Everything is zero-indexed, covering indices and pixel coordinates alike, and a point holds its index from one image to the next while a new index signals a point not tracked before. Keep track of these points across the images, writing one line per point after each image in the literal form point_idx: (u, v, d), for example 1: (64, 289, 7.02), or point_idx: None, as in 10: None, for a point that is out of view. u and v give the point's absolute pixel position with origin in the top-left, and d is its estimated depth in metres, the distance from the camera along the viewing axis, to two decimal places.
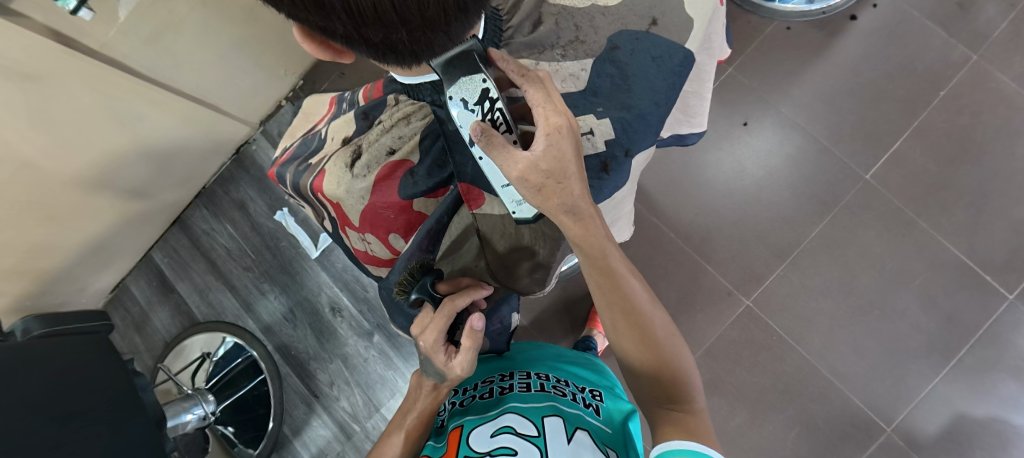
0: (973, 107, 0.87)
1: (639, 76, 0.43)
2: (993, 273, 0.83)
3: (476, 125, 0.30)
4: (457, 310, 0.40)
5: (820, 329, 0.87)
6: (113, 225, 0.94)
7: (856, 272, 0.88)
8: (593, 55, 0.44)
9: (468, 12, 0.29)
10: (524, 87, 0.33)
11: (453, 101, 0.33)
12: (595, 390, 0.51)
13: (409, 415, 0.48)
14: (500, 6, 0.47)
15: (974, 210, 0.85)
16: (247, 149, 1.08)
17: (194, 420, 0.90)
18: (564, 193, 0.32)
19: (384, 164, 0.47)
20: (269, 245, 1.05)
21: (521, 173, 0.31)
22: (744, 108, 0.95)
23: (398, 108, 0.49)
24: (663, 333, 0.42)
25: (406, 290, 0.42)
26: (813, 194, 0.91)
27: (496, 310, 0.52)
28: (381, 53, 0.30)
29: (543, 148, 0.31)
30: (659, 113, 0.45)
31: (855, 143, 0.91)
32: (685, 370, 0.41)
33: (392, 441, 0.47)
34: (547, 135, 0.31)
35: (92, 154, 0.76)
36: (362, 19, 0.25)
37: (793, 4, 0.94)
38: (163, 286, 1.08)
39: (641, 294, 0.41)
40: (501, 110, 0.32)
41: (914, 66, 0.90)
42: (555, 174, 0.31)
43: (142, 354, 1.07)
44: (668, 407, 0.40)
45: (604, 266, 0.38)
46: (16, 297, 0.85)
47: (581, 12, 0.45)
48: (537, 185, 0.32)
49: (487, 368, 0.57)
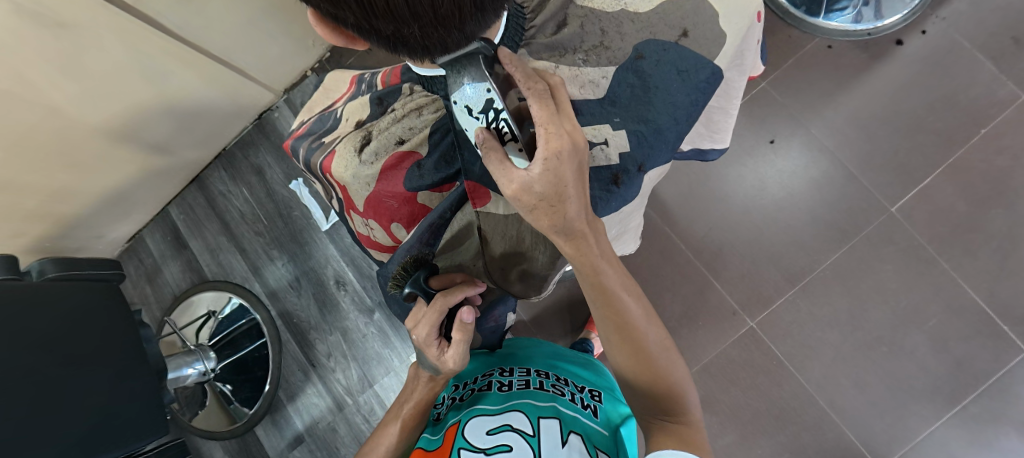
0: (1014, 148, 0.83)
1: (662, 89, 0.42)
2: (1011, 323, 0.80)
3: (479, 134, 0.31)
4: (449, 306, 0.40)
5: (823, 360, 0.85)
6: (134, 177, 0.96)
7: (867, 305, 0.85)
8: (618, 63, 0.42)
9: (484, 11, 0.29)
10: (530, 99, 0.31)
11: (460, 107, 0.34)
12: (594, 391, 0.51)
13: (406, 404, 0.49)
14: (525, 4, 0.46)
15: (1001, 256, 0.82)
16: (270, 116, 1.09)
17: (194, 375, 0.93)
18: (557, 216, 0.32)
19: (392, 154, 0.46)
20: (281, 214, 1.06)
21: (514, 192, 0.31)
22: (773, 125, 0.92)
23: (412, 99, 0.48)
24: (656, 348, 0.41)
25: (399, 284, 0.44)
26: (833, 221, 0.88)
27: (492, 309, 0.53)
28: (395, 46, 0.30)
29: (540, 172, 0.30)
30: (678, 129, 0.44)
31: (884, 174, 0.87)
32: (680, 383, 0.41)
33: (389, 430, 0.48)
34: (546, 156, 0.30)
35: (118, 106, 0.78)
36: (372, 9, 0.24)
37: (838, 21, 0.90)
38: (177, 241, 1.10)
39: (636, 310, 0.40)
40: (506, 120, 0.31)
41: (958, 99, 0.86)
42: (548, 198, 0.31)
43: (152, 305, 1.10)
44: (663, 419, 0.40)
45: (599, 283, 0.38)
46: (35, 238, 0.88)
47: (610, 16, 0.43)
48: (529, 206, 0.31)
49: (488, 361, 0.57)
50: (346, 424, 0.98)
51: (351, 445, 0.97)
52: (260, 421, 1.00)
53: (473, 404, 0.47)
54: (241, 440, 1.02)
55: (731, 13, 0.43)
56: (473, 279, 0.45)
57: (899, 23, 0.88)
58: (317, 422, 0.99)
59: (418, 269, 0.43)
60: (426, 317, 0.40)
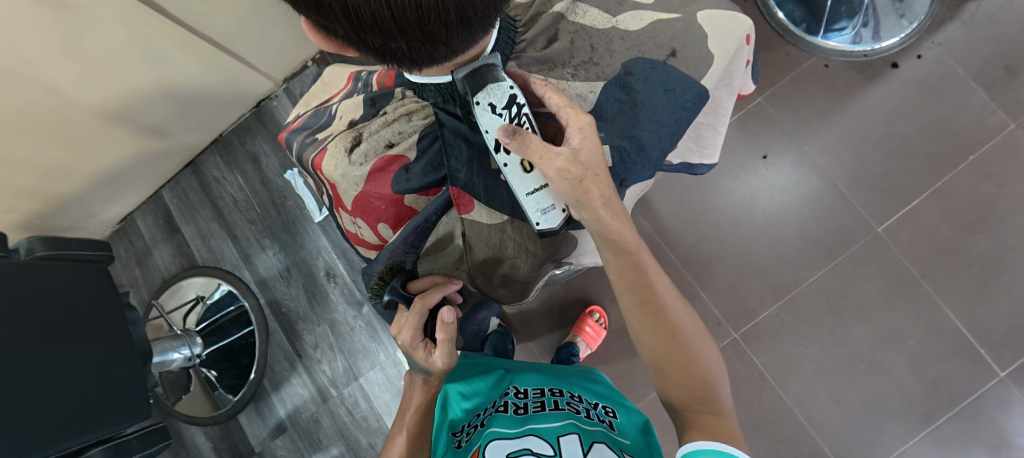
0: (1000, 176, 0.85)
1: (648, 106, 0.43)
2: (988, 347, 0.82)
3: (506, 128, 0.36)
4: (429, 308, 0.42)
5: (803, 375, 0.87)
6: (129, 158, 0.95)
7: (849, 323, 0.87)
8: (606, 79, 0.43)
9: (472, 28, 0.29)
10: (548, 93, 0.39)
11: (482, 105, 0.37)
12: (608, 407, 0.52)
13: (407, 415, 0.51)
14: (517, 17, 0.47)
15: (982, 281, 0.84)
16: (268, 104, 1.09)
17: (180, 360, 0.93)
18: (602, 184, 0.38)
19: (380, 157, 0.47)
20: (275, 203, 1.06)
21: (562, 165, 0.37)
22: (766, 141, 0.93)
23: (402, 103, 0.49)
24: (691, 331, 0.42)
25: (378, 293, 0.46)
26: (820, 238, 0.89)
27: (474, 313, 0.54)
28: (385, 59, 0.30)
29: (580, 140, 0.37)
30: (661, 147, 0.44)
31: (874, 194, 0.89)
32: (713, 370, 0.41)
33: (396, 441, 0.50)
34: (581, 128, 0.38)
35: (116, 88, 0.78)
36: (360, 24, 0.25)
37: (836, 42, 0.91)
38: (169, 225, 1.10)
39: (670, 292, 0.43)
40: (527, 115, 0.38)
41: (948, 124, 0.87)
42: (592, 166, 0.38)
43: (140, 288, 1.10)
44: (697, 410, 0.40)
45: (635, 259, 0.41)
46: (26, 215, 0.87)
47: (600, 33, 0.44)
48: (578, 177, 0.37)
49: (501, 381, 0.55)
50: (330, 416, 0.98)
51: (335, 437, 0.98)
52: (243, 408, 1.00)
53: (490, 425, 0.47)
54: (223, 426, 1.02)
55: (721, 35, 0.44)
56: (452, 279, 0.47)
57: (896, 47, 0.90)
58: (300, 412, 1.00)
59: (395, 277, 0.45)
60: (408, 321, 0.41)
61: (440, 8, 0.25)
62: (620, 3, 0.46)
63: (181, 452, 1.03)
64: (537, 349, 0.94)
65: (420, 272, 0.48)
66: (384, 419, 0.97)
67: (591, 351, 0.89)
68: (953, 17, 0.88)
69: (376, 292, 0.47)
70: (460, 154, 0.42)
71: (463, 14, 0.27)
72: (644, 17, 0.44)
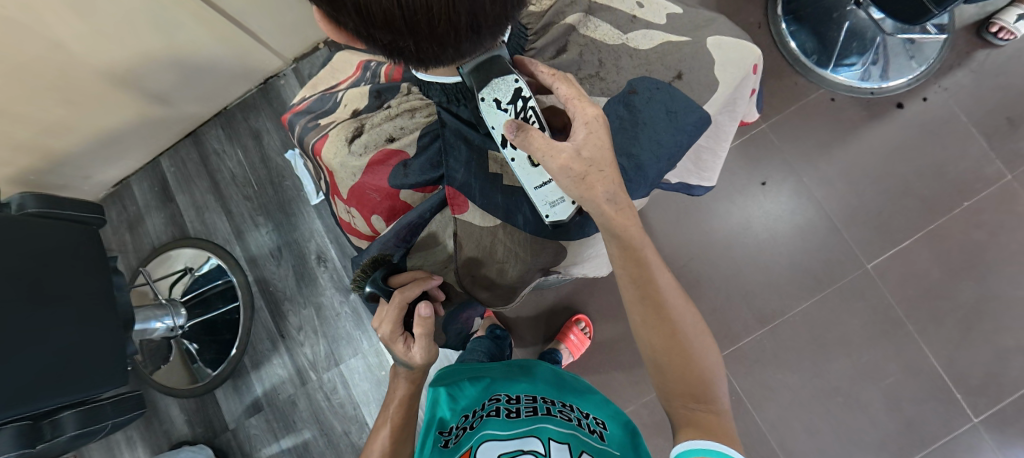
0: (992, 224, 0.86)
1: (648, 126, 0.43)
2: (964, 391, 0.83)
3: (511, 123, 0.36)
4: (408, 301, 0.42)
5: (781, 402, 0.87)
6: (130, 122, 0.95)
7: (831, 355, 0.87)
8: (609, 95, 0.44)
9: (481, 35, 0.30)
10: (557, 84, 0.39)
11: (487, 101, 0.37)
12: (599, 418, 0.52)
13: (392, 407, 0.46)
14: (530, 26, 0.48)
15: (964, 326, 0.85)
16: (276, 82, 1.09)
17: (162, 330, 0.92)
18: (606, 181, 0.37)
19: (380, 149, 0.47)
20: (272, 182, 1.06)
21: (564, 162, 0.36)
22: (766, 168, 0.94)
23: (407, 99, 0.49)
24: (691, 330, 0.43)
25: (360, 285, 0.45)
26: (810, 269, 0.90)
27: (454, 317, 0.53)
28: (393, 56, 0.30)
29: (584, 136, 0.37)
30: (658, 168, 0.45)
31: (867, 230, 0.90)
32: (710, 368, 0.42)
33: (379, 434, 0.45)
34: (586, 123, 0.37)
35: (125, 52, 0.77)
36: (371, 21, 0.25)
37: (844, 77, 0.92)
38: (164, 193, 1.09)
39: (672, 288, 0.43)
40: (533, 109, 0.38)
41: (946, 169, 0.88)
42: (596, 162, 0.37)
43: (129, 253, 1.09)
44: (694, 407, 0.40)
45: (639, 255, 0.41)
46: (21, 170, 0.86)
47: (610, 49, 0.45)
48: (582, 174, 0.37)
49: (489, 386, 0.56)
50: (308, 400, 0.98)
51: (310, 421, 0.98)
52: (221, 383, 1.00)
53: (480, 428, 0.48)
54: (199, 400, 1.01)
55: (728, 62, 0.44)
56: (429, 275, 0.45)
57: (902, 87, 0.91)
58: (277, 393, 1.00)
59: (377, 270, 0.44)
60: (389, 314, 0.41)
61: (450, 12, 0.25)
62: (632, 20, 0.46)
63: (153, 422, 1.03)
64: (520, 352, 0.94)
65: (409, 266, 0.48)
66: (361, 407, 0.97)
67: (573, 359, 0.89)
68: (962, 63, 0.90)
69: (359, 282, 0.46)
70: (459, 155, 0.43)
71: (473, 20, 0.27)
72: (654, 37, 0.45)
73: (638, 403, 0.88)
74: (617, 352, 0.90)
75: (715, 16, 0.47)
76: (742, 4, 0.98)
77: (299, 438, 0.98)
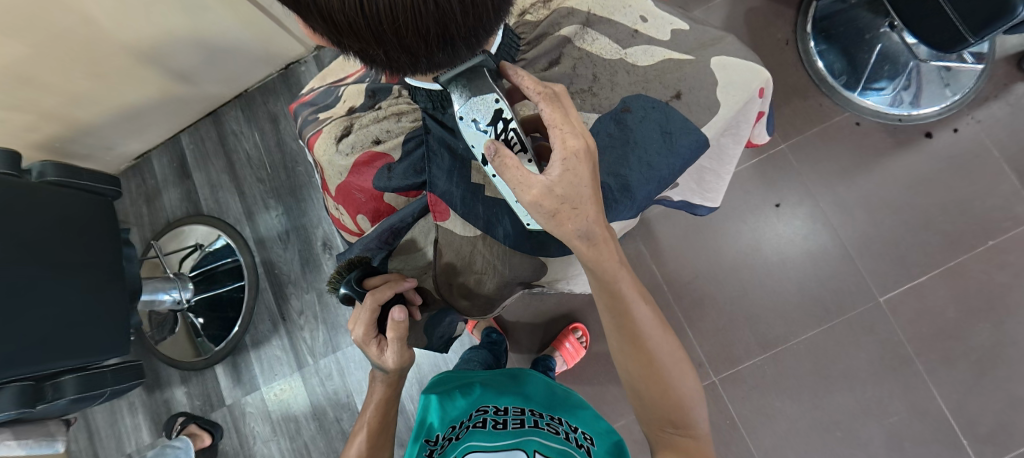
0: (1016, 265, 0.82)
1: (640, 145, 0.43)
2: (971, 438, 0.80)
3: (490, 145, 0.34)
4: (382, 304, 0.41)
5: (776, 431, 0.85)
6: (154, 98, 0.97)
7: (833, 388, 0.85)
8: (601, 111, 0.43)
9: (456, 46, 0.29)
10: (541, 106, 0.36)
11: (466, 120, 0.36)
12: (587, 433, 0.51)
13: (368, 410, 0.46)
14: (523, 36, 0.46)
15: (978, 370, 0.81)
16: (297, 68, 1.10)
17: (169, 302, 0.95)
18: (578, 218, 0.35)
19: (366, 151, 0.48)
20: (286, 166, 1.07)
21: (536, 198, 0.34)
22: (782, 189, 0.91)
23: (397, 103, 0.49)
24: (668, 359, 0.41)
25: (336, 286, 0.45)
26: (820, 298, 0.87)
27: (434, 328, 0.53)
28: (365, 63, 0.30)
29: (559, 174, 0.34)
30: (648, 190, 0.44)
31: (883, 262, 0.86)
32: (688, 395, 0.41)
33: (355, 440, 0.45)
34: (564, 158, 0.35)
35: (152, 29, 0.79)
36: (337, 28, 0.25)
37: (871, 101, 0.89)
38: (182, 169, 1.12)
39: (650, 320, 0.41)
40: (515, 130, 0.35)
41: (972, 206, 0.84)
42: (569, 199, 0.35)
43: (145, 225, 1.12)
44: (673, 432, 0.42)
45: (614, 289, 0.39)
46: (47, 137, 0.89)
47: (607, 63, 0.44)
48: (552, 211, 0.35)
49: (480, 397, 0.55)
50: (303, 383, 1.00)
51: (303, 404, 0.99)
52: (220, 360, 1.02)
53: (466, 438, 0.48)
54: (200, 374, 1.04)
55: (732, 84, 0.43)
56: (403, 276, 0.45)
57: (933, 116, 0.87)
58: (274, 374, 1.01)
59: (351, 271, 0.45)
60: (362, 317, 0.41)
61: (417, 22, 0.25)
62: (633, 35, 0.45)
63: (155, 391, 1.05)
64: (515, 357, 0.94)
65: (390, 270, 0.49)
66: (353, 396, 0.98)
67: (566, 368, 0.88)
68: (998, 96, 0.85)
69: (335, 283, 0.46)
70: (442, 163, 0.43)
71: (444, 30, 0.27)
72: (655, 53, 0.44)
73: (629, 418, 0.87)
74: (611, 364, 0.89)
75: (724, 36, 0.47)
76: (771, 19, 0.95)
77: (291, 420, 0.99)
